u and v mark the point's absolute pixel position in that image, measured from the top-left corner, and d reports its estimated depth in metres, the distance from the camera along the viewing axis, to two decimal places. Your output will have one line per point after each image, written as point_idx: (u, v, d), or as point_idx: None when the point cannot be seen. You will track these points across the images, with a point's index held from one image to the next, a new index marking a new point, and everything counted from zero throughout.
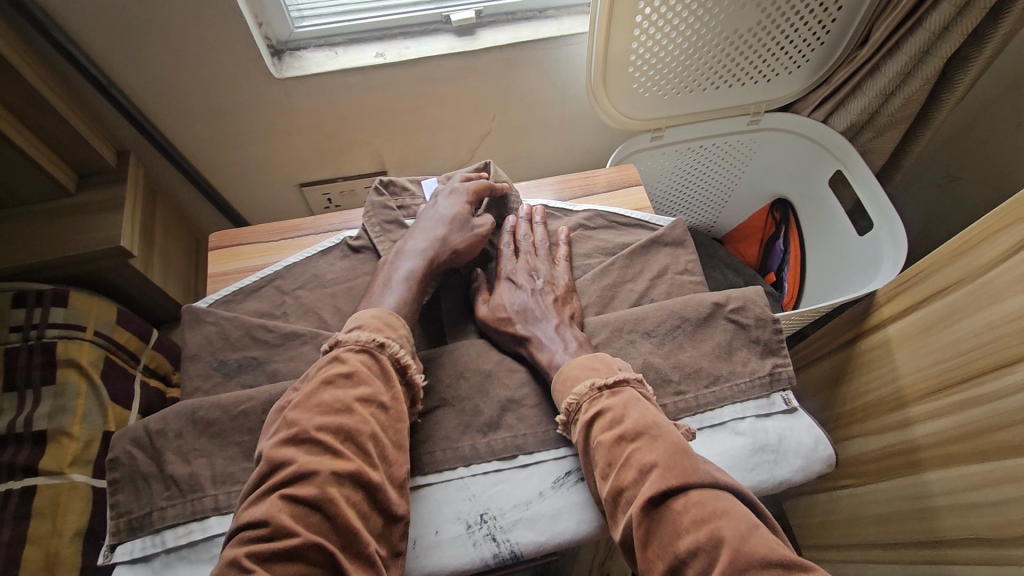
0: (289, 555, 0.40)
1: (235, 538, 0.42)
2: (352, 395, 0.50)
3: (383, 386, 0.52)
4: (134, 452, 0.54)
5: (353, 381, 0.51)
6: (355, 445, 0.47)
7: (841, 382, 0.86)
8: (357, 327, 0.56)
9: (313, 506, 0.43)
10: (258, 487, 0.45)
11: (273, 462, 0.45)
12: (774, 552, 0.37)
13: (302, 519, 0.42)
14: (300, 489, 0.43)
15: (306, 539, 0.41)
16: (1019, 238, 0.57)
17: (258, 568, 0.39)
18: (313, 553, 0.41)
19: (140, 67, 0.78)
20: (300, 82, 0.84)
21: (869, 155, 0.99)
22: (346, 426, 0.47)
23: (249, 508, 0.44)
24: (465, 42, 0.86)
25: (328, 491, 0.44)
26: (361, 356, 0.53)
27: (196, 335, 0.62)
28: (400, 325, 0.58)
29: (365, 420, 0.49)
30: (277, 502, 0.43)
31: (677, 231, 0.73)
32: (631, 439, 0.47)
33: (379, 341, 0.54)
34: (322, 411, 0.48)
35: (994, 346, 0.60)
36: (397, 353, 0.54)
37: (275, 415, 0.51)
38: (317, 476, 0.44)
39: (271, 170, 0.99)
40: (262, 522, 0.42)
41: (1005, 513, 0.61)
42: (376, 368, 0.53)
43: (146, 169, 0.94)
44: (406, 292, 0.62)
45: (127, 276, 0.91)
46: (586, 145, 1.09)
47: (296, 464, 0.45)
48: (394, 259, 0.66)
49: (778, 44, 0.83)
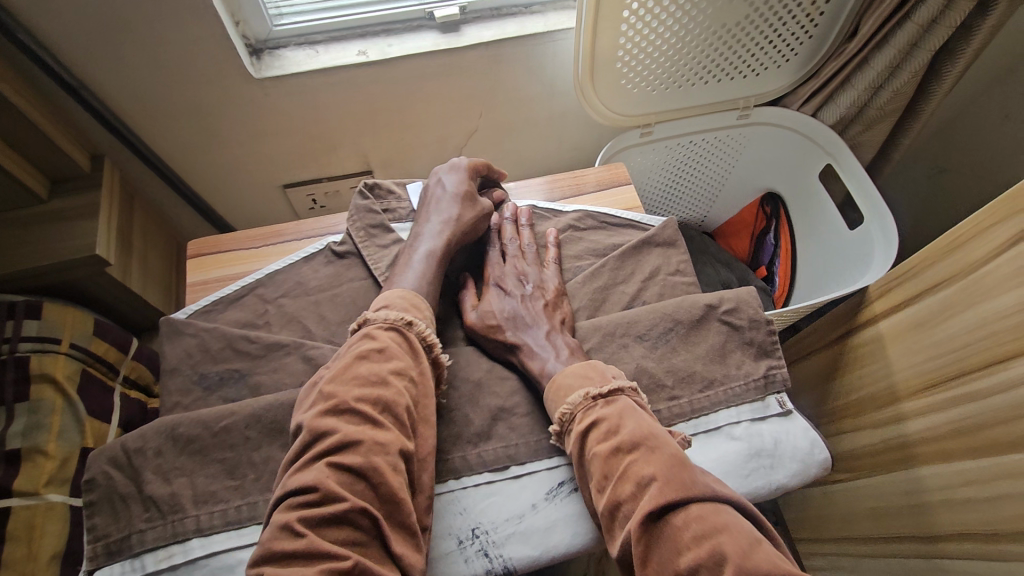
0: (338, 520, 0.40)
1: (282, 503, 0.41)
2: (387, 368, 0.49)
3: (413, 362, 0.52)
4: (111, 472, 0.52)
5: (387, 355, 0.51)
6: (393, 415, 0.47)
7: (833, 378, 0.86)
8: (384, 307, 0.56)
9: (359, 474, 0.42)
10: (299, 455, 0.44)
11: (315, 430, 0.44)
12: (778, 569, 0.36)
13: (347, 487, 0.42)
14: (345, 457, 0.43)
15: (354, 505, 0.41)
16: (1011, 235, 0.56)
17: (309, 533, 0.39)
18: (360, 520, 0.41)
19: (113, 68, 0.76)
20: (279, 82, 0.82)
21: (858, 148, 0.98)
22: (385, 398, 0.47)
23: (292, 474, 0.43)
24: (450, 39, 0.84)
25: (373, 459, 0.43)
26: (391, 333, 0.53)
27: (175, 348, 0.60)
28: (424, 304, 0.58)
29: (401, 392, 0.48)
30: (324, 469, 0.42)
31: (668, 231, 0.72)
32: (628, 450, 0.46)
33: (407, 320, 0.54)
34: (360, 383, 0.47)
35: (985, 343, 0.60)
36: (423, 332, 0.55)
37: (306, 390, 0.51)
38: (362, 445, 0.44)
39: (252, 171, 0.96)
40: (311, 488, 0.41)
41: (998, 509, 0.60)
42: (406, 345, 0.53)
43: (122, 173, 0.91)
44: (429, 270, 0.63)
45: (104, 285, 0.88)
46: (574, 143, 1.08)
47: (339, 433, 0.44)
48: (414, 241, 0.66)
49: (767, 37, 0.81)
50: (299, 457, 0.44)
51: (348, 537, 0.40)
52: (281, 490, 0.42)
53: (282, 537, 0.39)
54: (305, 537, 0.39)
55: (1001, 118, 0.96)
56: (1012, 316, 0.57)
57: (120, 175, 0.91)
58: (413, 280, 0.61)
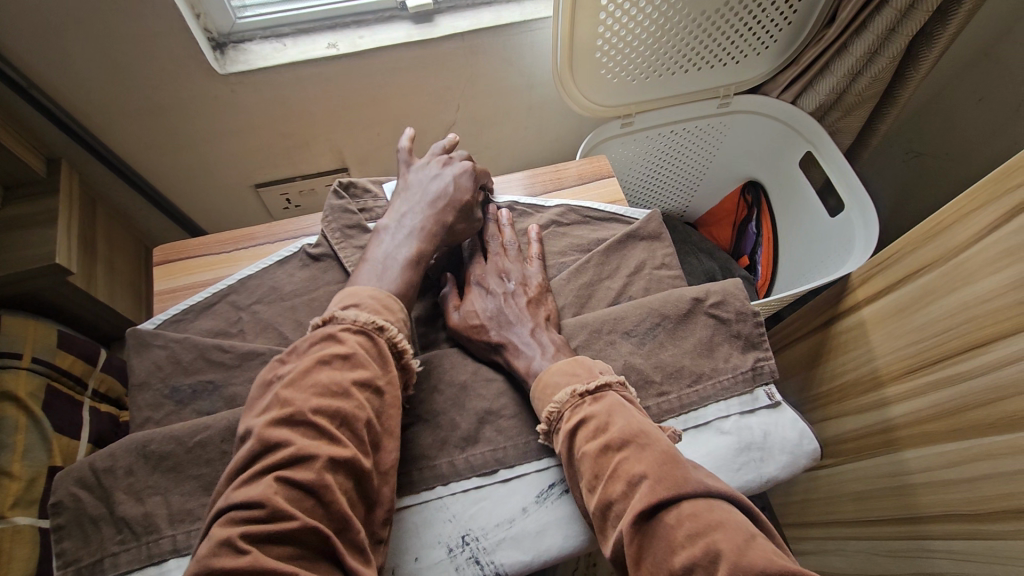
0: (284, 537, 0.38)
1: (223, 518, 0.39)
2: (350, 378, 0.47)
3: (379, 370, 0.50)
4: (79, 494, 0.49)
5: (352, 363, 0.48)
6: (350, 430, 0.45)
7: (817, 364, 0.86)
8: (353, 306, 0.53)
9: (309, 490, 0.40)
10: (246, 467, 0.42)
11: (265, 441, 0.42)
12: (776, 564, 0.35)
13: (297, 503, 0.40)
14: (297, 471, 0.41)
15: (304, 522, 0.39)
16: (993, 219, 0.56)
17: (252, 549, 0.37)
18: (309, 537, 0.39)
19: (67, 65, 0.72)
20: (246, 78, 0.78)
21: (837, 134, 0.98)
22: (343, 411, 0.45)
23: (237, 488, 0.41)
24: (423, 30, 0.81)
25: (326, 476, 0.41)
26: (359, 337, 0.50)
27: (144, 361, 0.58)
28: (396, 307, 0.56)
29: (362, 406, 0.46)
30: (271, 484, 0.40)
31: (652, 224, 0.71)
32: (617, 448, 0.45)
33: (377, 324, 0.52)
34: (318, 392, 0.45)
35: (964, 327, 0.60)
36: (395, 337, 0.52)
37: (260, 391, 0.48)
38: (315, 460, 0.42)
39: (221, 170, 0.93)
40: (257, 503, 0.39)
41: (977, 490, 0.61)
42: (374, 351, 0.51)
43: (81, 177, 0.87)
44: (406, 271, 0.60)
45: (67, 294, 0.85)
46: (554, 135, 1.06)
47: (292, 446, 0.42)
48: (394, 234, 0.63)
49: (745, 24, 0.80)
50: (245, 470, 0.42)
51: (293, 554, 0.38)
52: (223, 505, 0.40)
53: (221, 553, 0.36)
54: (249, 553, 0.36)
55: (975, 100, 0.97)
56: (992, 300, 0.56)
57: (80, 179, 0.87)
58: (387, 279, 0.58)
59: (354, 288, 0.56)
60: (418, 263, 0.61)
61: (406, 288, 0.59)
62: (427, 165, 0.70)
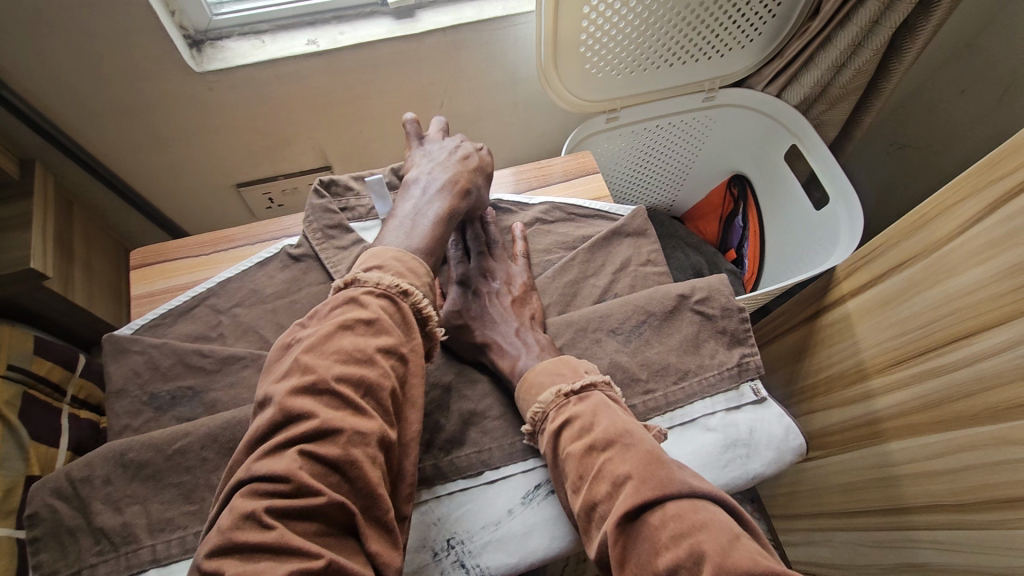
0: (310, 514, 0.38)
1: (246, 488, 0.38)
2: (374, 345, 0.46)
3: (403, 337, 0.48)
4: (56, 505, 0.48)
5: (376, 329, 0.47)
6: (375, 401, 0.44)
7: (803, 357, 0.86)
8: (376, 268, 0.52)
9: (334, 465, 0.40)
10: (267, 437, 0.41)
11: (287, 411, 0.41)
12: (759, 565, 0.35)
13: (322, 478, 0.39)
14: (321, 445, 0.40)
15: (331, 499, 0.38)
16: (975, 212, 0.56)
17: (278, 525, 0.37)
18: (334, 514, 0.39)
19: (37, 63, 0.70)
20: (224, 76, 0.77)
21: (822, 127, 0.99)
22: (367, 381, 0.44)
23: (259, 459, 0.39)
24: (405, 25, 0.80)
25: (352, 451, 0.40)
26: (382, 301, 0.49)
27: (121, 367, 0.56)
28: (421, 271, 0.54)
29: (386, 374, 0.45)
30: (296, 458, 0.39)
31: (638, 221, 0.71)
32: (601, 449, 0.45)
33: (402, 288, 0.50)
34: (342, 360, 0.44)
35: (948, 319, 0.60)
36: (419, 303, 0.51)
37: (281, 354, 0.47)
38: (341, 434, 0.41)
39: (201, 169, 0.91)
40: (282, 478, 0.38)
41: (962, 481, 0.61)
42: (398, 316, 0.49)
43: (56, 178, 0.86)
44: (432, 234, 0.59)
45: (42, 298, 0.83)
46: (540, 131, 1.05)
47: (316, 419, 0.41)
48: (418, 197, 0.62)
49: (730, 17, 0.80)
50: (267, 439, 0.41)
51: (318, 531, 0.38)
52: (244, 475, 0.39)
53: (246, 527, 0.36)
54: (275, 529, 0.36)
55: (957, 92, 0.97)
56: (976, 293, 0.56)
57: (55, 180, 0.86)
58: (413, 239, 0.57)
59: (378, 249, 0.55)
60: (444, 220, 0.61)
61: (428, 248, 0.58)
62: (442, 140, 0.70)
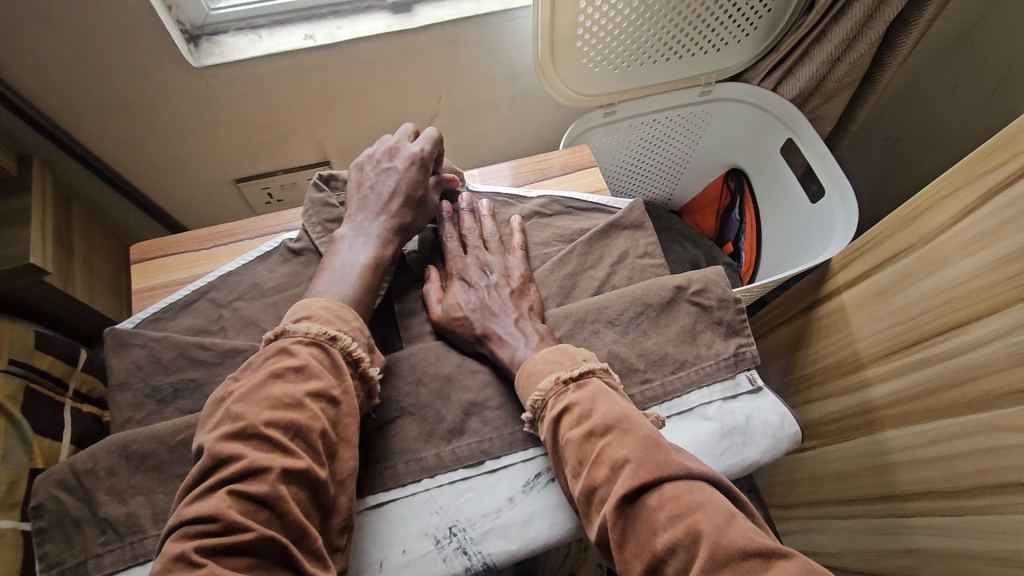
0: (239, 550, 0.38)
1: (179, 532, 0.39)
2: (304, 389, 0.46)
3: (334, 380, 0.49)
4: (60, 496, 0.49)
5: (305, 375, 0.47)
6: (305, 441, 0.44)
7: (800, 348, 0.87)
8: (305, 319, 0.52)
9: (262, 503, 0.40)
10: (199, 483, 0.42)
11: (217, 456, 0.42)
12: (754, 544, 0.36)
13: (250, 516, 0.40)
14: (250, 485, 0.41)
15: (259, 534, 0.39)
16: (967, 203, 0.57)
17: (207, 562, 0.37)
18: (265, 549, 0.39)
19: (35, 58, 0.70)
20: (222, 70, 0.77)
21: (818, 121, 1.00)
22: (296, 422, 0.44)
23: (191, 503, 0.40)
24: (402, 20, 0.80)
25: (279, 488, 0.41)
26: (312, 349, 0.50)
27: (124, 360, 0.57)
28: (351, 316, 0.55)
29: (316, 416, 0.46)
30: (225, 498, 0.40)
31: (635, 213, 0.71)
32: (600, 434, 0.45)
33: (330, 334, 0.51)
34: (271, 406, 0.45)
35: (940, 309, 0.61)
36: (349, 346, 0.51)
37: (213, 408, 0.47)
38: (268, 473, 0.41)
39: (201, 163, 0.91)
40: (210, 517, 0.39)
41: (955, 467, 0.62)
42: (327, 361, 0.50)
43: (54, 175, 0.85)
44: (364, 280, 0.59)
45: (43, 293, 0.83)
46: (537, 126, 1.06)
47: (243, 460, 0.41)
48: (355, 239, 0.63)
49: (725, 12, 0.80)
50: (200, 485, 0.41)
51: (250, 566, 0.38)
52: (178, 519, 0.40)
53: (177, 568, 0.37)
54: (203, 567, 0.36)
55: (951, 86, 0.98)
56: (967, 282, 0.57)
57: (53, 176, 0.86)
58: (343, 287, 0.58)
59: (309, 298, 0.55)
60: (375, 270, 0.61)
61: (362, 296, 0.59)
62: (387, 160, 0.68)
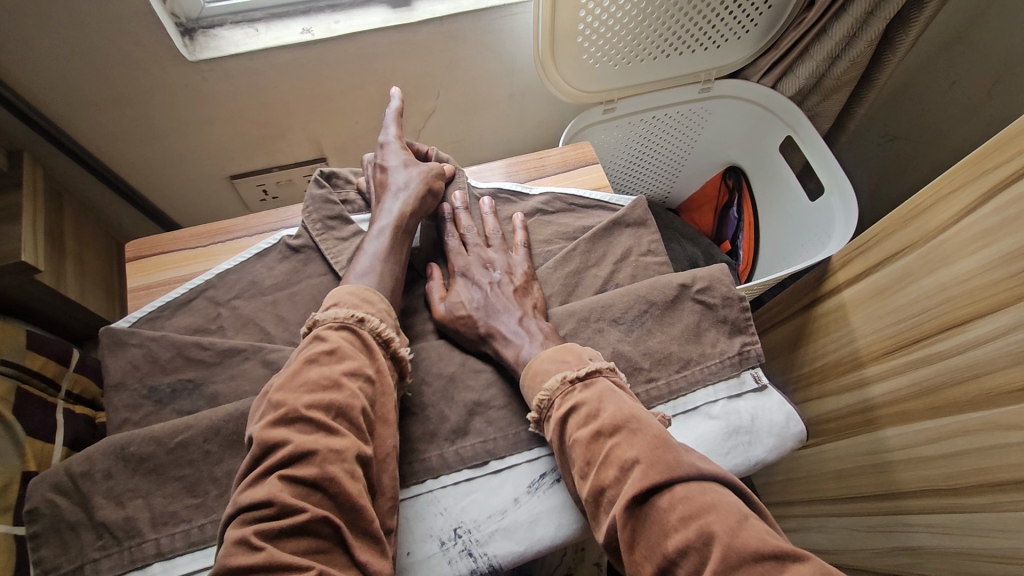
0: (297, 531, 0.39)
1: (236, 519, 0.39)
2: (340, 370, 0.47)
3: (367, 360, 0.50)
4: (57, 500, 0.48)
5: (339, 356, 0.48)
6: (347, 420, 0.45)
7: (800, 345, 0.87)
8: (332, 306, 0.53)
9: (314, 485, 0.41)
10: (250, 470, 0.42)
11: (265, 443, 0.42)
12: (768, 545, 0.35)
13: (304, 499, 0.40)
14: (299, 469, 0.41)
15: (314, 514, 0.39)
16: (970, 200, 0.56)
17: (268, 545, 0.38)
18: (320, 528, 0.40)
19: (25, 51, 0.68)
20: (218, 65, 0.76)
21: (817, 118, 0.99)
22: (337, 402, 0.45)
23: (244, 491, 0.41)
24: (400, 14, 0.79)
25: (328, 468, 0.41)
26: (343, 332, 0.50)
27: (120, 360, 0.56)
28: (379, 299, 0.55)
29: (356, 395, 0.46)
30: (276, 483, 0.40)
31: (638, 210, 0.71)
32: (610, 433, 0.45)
33: (358, 316, 0.52)
34: (310, 389, 0.45)
35: (941, 308, 0.61)
36: (377, 327, 0.52)
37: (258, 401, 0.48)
38: (316, 454, 0.42)
39: (195, 159, 0.89)
40: (265, 503, 0.39)
41: (955, 465, 0.62)
42: (359, 343, 0.50)
43: (45, 170, 0.84)
44: (384, 262, 0.60)
45: (32, 292, 0.82)
46: (536, 122, 1.05)
47: (290, 445, 0.42)
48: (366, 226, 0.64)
49: (726, 8, 0.80)
50: (250, 473, 0.42)
51: (309, 547, 0.39)
52: (233, 507, 0.40)
53: (238, 553, 0.37)
54: (263, 550, 0.37)
55: (948, 84, 0.99)
56: (969, 281, 0.57)
57: (44, 172, 0.84)
58: (369, 272, 0.58)
59: (338, 288, 0.56)
60: (393, 257, 0.61)
61: (387, 282, 0.59)
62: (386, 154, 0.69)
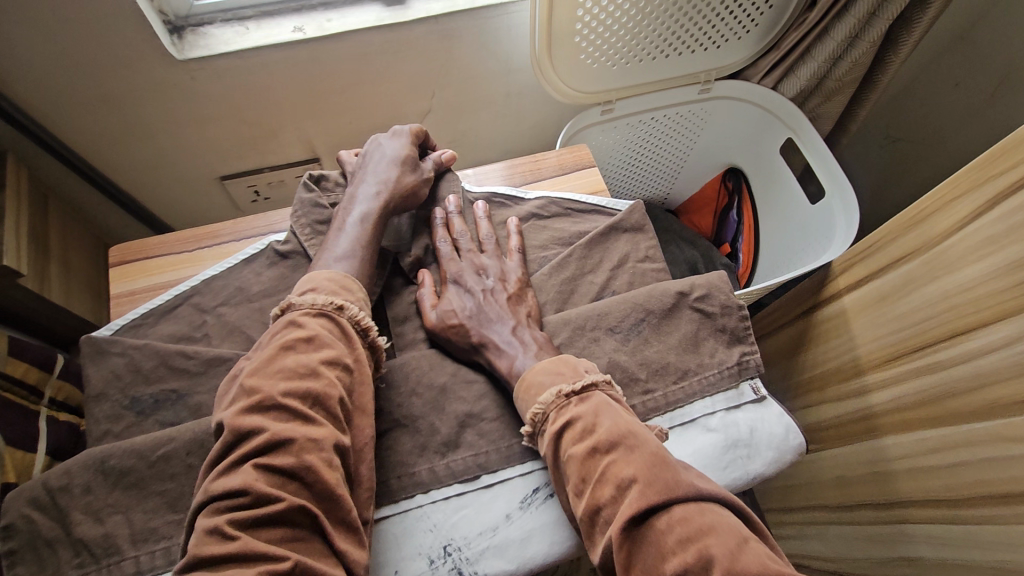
0: (274, 520, 0.38)
1: (208, 508, 0.38)
2: (317, 358, 0.45)
3: (345, 348, 0.48)
4: (33, 515, 0.46)
5: (316, 344, 0.47)
6: (325, 409, 0.43)
7: (799, 350, 0.86)
8: (310, 291, 0.52)
9: (290, 474, 0.39)
10: (222, 459, 0.41)
11: (238, 431, 0.41)
12: (769, 570, 0.34)
13: (280, 488, 0.39)
14: (276, 457, 0.40)
15: (291, 503, 0.38)
16: (975, 207, 0.55)
17: (242, 534, 0.37)
18: (297, 518, 0.38)
19: (7, 50, 0.66)
20: (208, 64, 0.74)
21: (817, 120, 0.98)
22: (314, 391, 0.43)
23: (216, 480, 0.39)
24: (395, 12, 0.77)
25: (306, 458, 0.40)
26: (320, 320, 0.49)
27: (101, 370, 0.54)
28: (357, 287, 0.55)
29: (333, 384, 0.45)
30: (251, 472, 0.39)
31: (636, 215, 0.69)
32: (606, 450, 0.43)
33: (336, 304, 0.50)
34: (286, 376, 0.44)
35: (944, 316, 0.59)
36: (355, 315, 0.51)
37: (227, 386, 0.46)
38: (293, 443, 0.40)
39: (185, 160, 0.88)
40: (240, 492, 0.38)
41: (957, 475, 0.60)
42: (336, 330, 0.49)
43: (30, 171, 0.82)
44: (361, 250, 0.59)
45: (17, 296, 0.80)
46: (532, 123, 1.03)
47: (265, 433, 0.40)
48: (345, 207, 0.63)
49: (726, 8, 0.78)
50: (223, 461, 0.40)
51: (285, 535, 0.38)
52: (204, 496, 0.39)
53: (212, 541, 0.36)
54: (238, 538, 0.36)
55: (951, 86, 0.97)
56: (973, 290, 0.56)
57: (30, 173, 0.82)
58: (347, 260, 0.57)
59: (313, 271, 0.55)
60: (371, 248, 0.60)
61: (363, 272, 0.58)
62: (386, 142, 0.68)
